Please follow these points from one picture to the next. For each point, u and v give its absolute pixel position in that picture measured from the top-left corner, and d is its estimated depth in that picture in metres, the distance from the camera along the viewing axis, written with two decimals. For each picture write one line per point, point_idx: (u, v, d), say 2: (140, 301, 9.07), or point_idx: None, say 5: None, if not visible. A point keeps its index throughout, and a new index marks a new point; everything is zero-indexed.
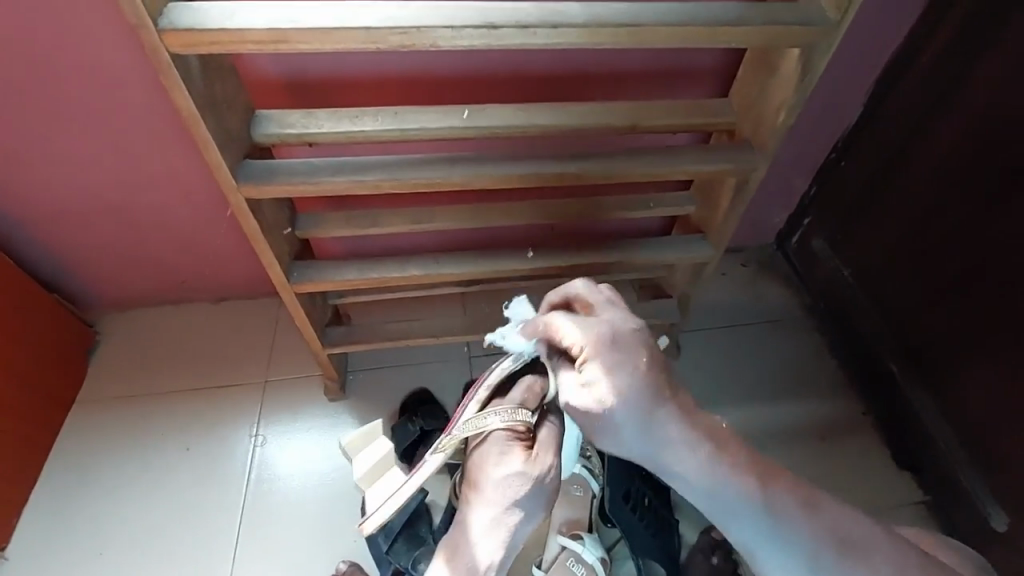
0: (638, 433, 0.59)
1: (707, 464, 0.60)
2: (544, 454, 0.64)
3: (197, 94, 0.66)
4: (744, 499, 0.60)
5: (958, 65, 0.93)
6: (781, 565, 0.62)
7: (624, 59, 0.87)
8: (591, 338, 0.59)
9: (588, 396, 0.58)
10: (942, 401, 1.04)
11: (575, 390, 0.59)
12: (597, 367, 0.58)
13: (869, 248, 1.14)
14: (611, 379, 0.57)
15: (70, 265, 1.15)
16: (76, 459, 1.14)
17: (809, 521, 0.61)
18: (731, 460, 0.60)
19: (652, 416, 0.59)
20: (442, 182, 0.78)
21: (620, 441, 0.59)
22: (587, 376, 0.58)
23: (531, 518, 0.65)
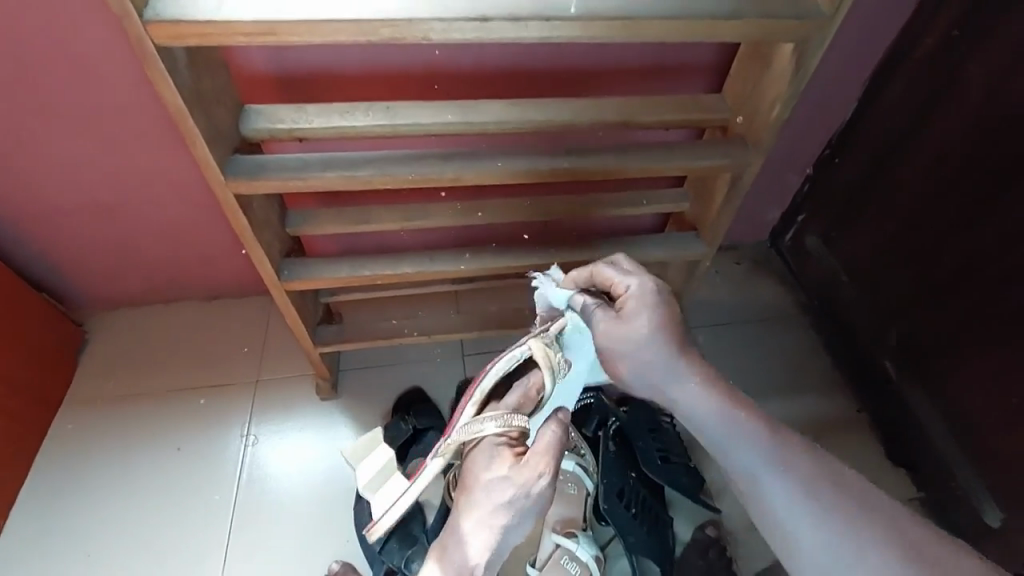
0: (656, 363, 0.65)
1: (724, 402, 0.62)
2: (539, 458, 0.61)
3: (185, 88, 0.65)
4: (748, 429, 0.60)
5: (949, 64, 0.93)
6: (789, 518, 0.57)
7: (618, 54, 0.87)
8: (637, 289, 0.67)
9: (625, 329, 0.66)
10: (936, 397, 1.05)
11: (614, 327, 0.67)
12: (638, 302, 0.66)
13: (863, 245, 1.14)
14: (648, 323, 0.65)
15: (57, 264, 1.13)
16: (63, 460, 1.13)
17: (817, 471, 0.58)
18: (748, 407, 0.62)
19: (671, 360, 0.64)
20: (435, 177, 0.77)
21: (636, 360, 0.66)
22: (626, 313, 0.66)
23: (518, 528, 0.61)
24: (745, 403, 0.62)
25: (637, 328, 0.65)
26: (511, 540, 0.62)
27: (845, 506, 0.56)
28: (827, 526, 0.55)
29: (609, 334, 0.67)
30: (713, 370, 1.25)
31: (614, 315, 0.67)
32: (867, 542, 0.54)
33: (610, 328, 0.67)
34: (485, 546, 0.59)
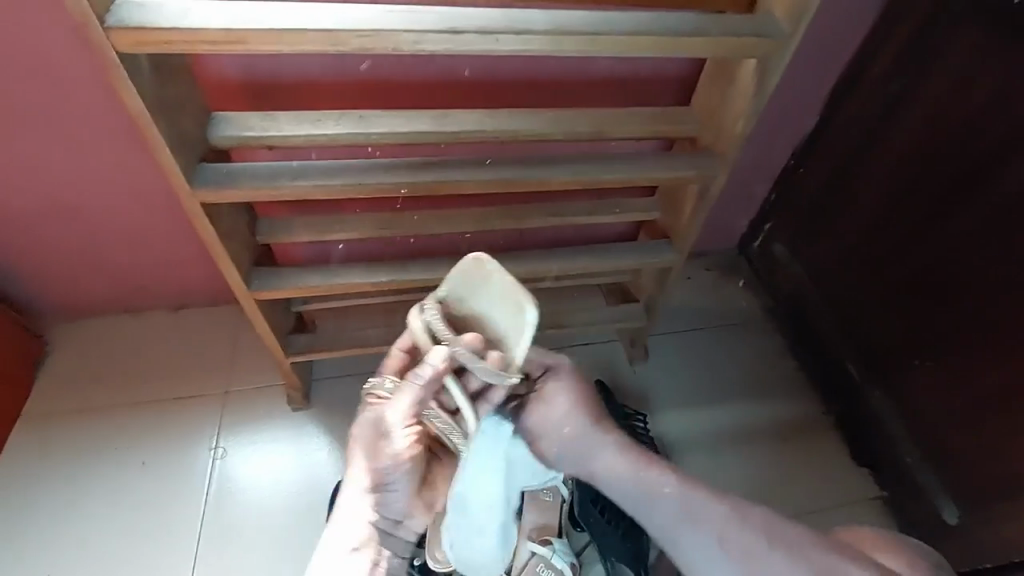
0: (566, 451, 0.84)
1: (628, 466, 0.79)
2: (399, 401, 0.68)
3: (149, 94, 0.64)
4: (657, 490, 0.76)
5: (905, 81, 0.98)
6: (696, 557, 0.71)
7: (590, 66, 0.88)
8: (551, 379, 0.83)
9: (550, 418, 0.83)
10: (895, 398, 1.09)
11: (542, 422, 0.83)
12: (552, 397, 0.83)
13: (827, 252, 1.18)
14: (560, 416, 0.83)
15: (12, 273, 1.09)
16: (18, 477, 1.08)
17: (720, 511, 0.72)
18: (652, 467, 0.78)
19: (582, 447, 0.82)
20: (408, 187, 0.77)
21: (560, 438, 0.84)
22: (547, 404, 0.83)
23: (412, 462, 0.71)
24: (651, 461, 0.79)
25: (555, 422, 0.83)
26: (413, 472, 0.72)
27: (735, 528, 0.70)
28: (726, 558, 0.69)
29: (536, 420, 0.84)
30: (685, 375, 1.27)
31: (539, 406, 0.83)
32: (757, 567, 0.68)
33: (535, 409, 0.83)
34: (379, 489, 0.71)
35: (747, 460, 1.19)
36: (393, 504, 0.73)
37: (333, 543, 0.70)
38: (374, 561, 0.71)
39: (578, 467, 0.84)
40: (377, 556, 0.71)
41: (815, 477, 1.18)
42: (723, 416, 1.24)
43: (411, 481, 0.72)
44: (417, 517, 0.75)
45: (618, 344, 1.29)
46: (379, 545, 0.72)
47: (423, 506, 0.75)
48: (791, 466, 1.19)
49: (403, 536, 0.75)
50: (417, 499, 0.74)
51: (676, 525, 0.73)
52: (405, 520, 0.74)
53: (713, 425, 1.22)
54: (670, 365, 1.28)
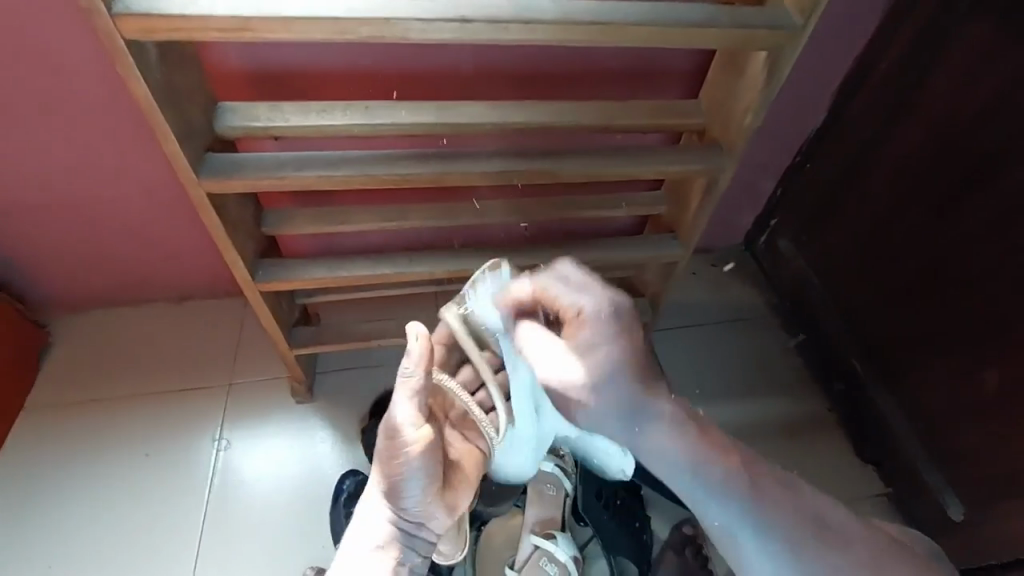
0: (607, 398, 0.59)
1: (692, 446, 0.59)
2: (403, 398, 0.68)
3: (155, 83, 0.64)
4: (720, 478, 0.58)
5: (913, 74, 0.97)
6: (759, 556, 0.58)
7: (598, 58, 0.88)
8: (587, 308, 0.60)
9: (574, 372, 0.59)
10: (900, 395, 1.08)
11: (559, 362, 0.59)
12: (590, 339, 0.59)
13: (832, 248, 1.18)
14: (598, 351, 0.59)
15: (18, 263, 1.09)
16: (24, 466, 1.08)
17: (784, 506, 0.58)
18: (714, 445, 0.60)
19: (627, 390, 0.59)
20: (414, 178, 0.77)
21: (600, 415, 0.60)
22: (576, 348, 0.59)
23: (427, 460, 0.68)
24: (715, 439, 0.60)
25: (595, 368, 0.58)
26: (431, 471, 0.69)
27: (797, 516, 0.58)
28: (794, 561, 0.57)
29: (548, 367, 0.60)
30: (689, 370, 1.27)
31: (560, 345, 0.60)
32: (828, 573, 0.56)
33: (561, 364, 0.59)
34: (395, 493, 0.69)
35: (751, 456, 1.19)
36: (410, 507, 0.70)
37: (355, 546, 0.71)
38: (394, 561, 0.71)
39: (638, 432, 0.60)
40: (399, 556, 0.71)
41: (819, 474, 1.18)
42: (726, 412, 1.23)
43: (428, 482, 0.69)
44: (439, 520, 0.72)
45: None
46: (399, 548, 0.71)
47: (444, 508, 0.72)
48: (795, 463, 1.19)
49: (425, 538, 0.73)
50: (438, 500, 0.71)
51: (737, 525, 0.58)
52: (426, 522, 0.72)
53: (717, 421, 1.22)
54: (674, 360, 1.28)
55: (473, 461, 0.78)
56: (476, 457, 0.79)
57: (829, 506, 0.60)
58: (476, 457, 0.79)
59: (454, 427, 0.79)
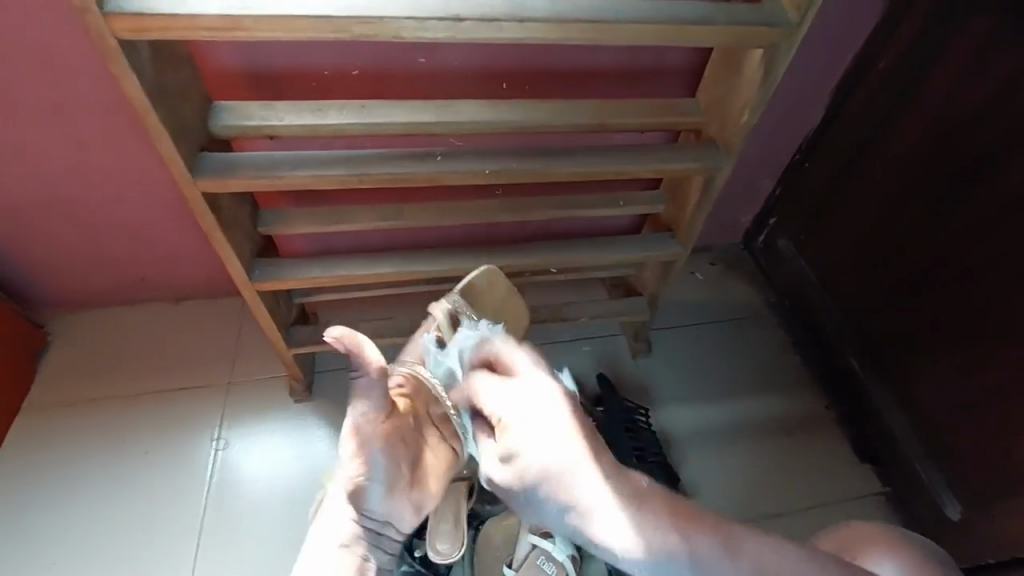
0: (546, 505, 0.53)
1: (669, 537, 0.50)
2: (359, 406, 0.71)
3: (148, 83, 0.64)
4: (672, 551, 0.49)
5: (912, 70, 0.97)
6: None
7: (594, 57, 0.87)
8: (510, 410, 0.58)
9: (510, 474, 0.55)
10: (899, 394, 1.08)
11: (496, 464, 0.57)
12: (519, 441, 0.56)
13: (832, 246, 1.17)
14: (535, 449, 0.54)
15: (16, 263, 1.09)
16: (23, 465, 1.09)
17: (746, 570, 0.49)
18: (694, 525, 0.50)
19: (568, 495, 0.52)
20: (409, 177, 0.77)
21: (541, 514, 0.54)
22: (507, 449, 0.56)
23: (384, 458, 0.71)
24: (689, 513, 0.51)
25: (534, 466, 0.53)
26: (390, 471, 0.71)
27: None
28: None
29: (495, 470, 0.57)
30: (688, 369, 1.27)
31: (495, 453, 0.58)
32: None
33: (502, 471, 0.56)
34: (359, 494, 0.71)
35: (750, 454, 1.18)
36: (374, 509, 0.71)
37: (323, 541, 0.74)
38: (359, 561, 0.72)
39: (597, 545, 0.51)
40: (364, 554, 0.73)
41: (819, 473, 1.17)
42: (725, 410, 1.23)
43: (389, 481, 0.71)
44: (405, 521, 0.74)
45: (621, 338, 1.29)
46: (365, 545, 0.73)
47: (410, 508, 0.73)
48: (796, 462, 1.18)
49: (392, 537, 0.74)
50: (402, 499, 0.73)
51: None
52: (392, 522, 0.73)
53: (716, 420, 1.21)
54: (673, 359, 1.28)
55: (449, 462, 0.79)
56: (452, 459, 0.79)
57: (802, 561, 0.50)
58: (450, 462, 0.79)
59: (434, 426, 0.79)
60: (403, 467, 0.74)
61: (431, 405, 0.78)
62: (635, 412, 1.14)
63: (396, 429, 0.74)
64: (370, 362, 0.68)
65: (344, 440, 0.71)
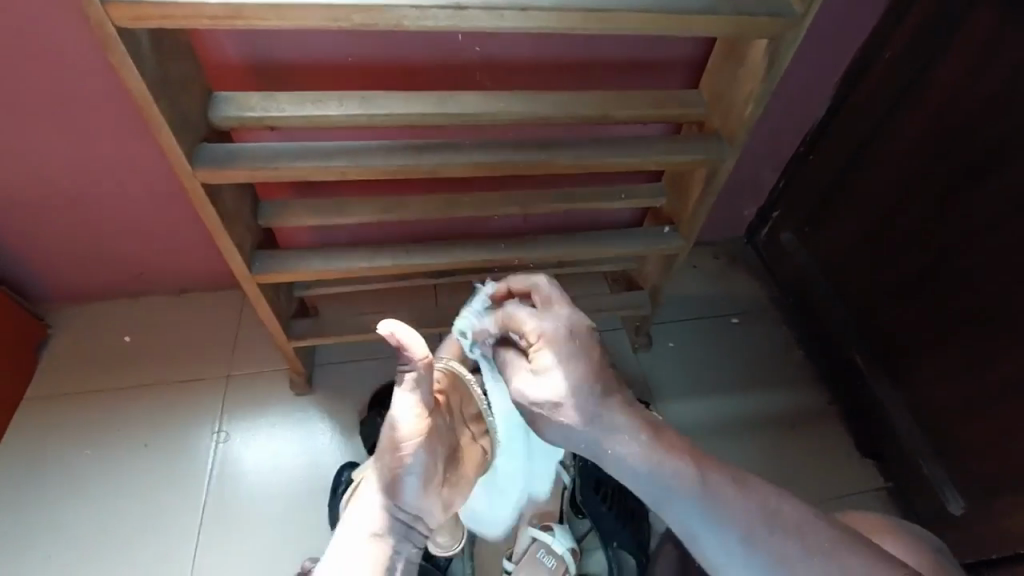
0: (575, 423, 0.58)
1: (685, 466, 0.57)
2: (405, 395, 0.61)
3: (148, 72, 0.63)
4: (681, 475, 0.56)
5: (919, 63, 0.96)
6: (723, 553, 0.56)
7: (596, 48, 0.86)
8: (550, 333, 0.60)
9: (547, 390, 0.58)
10: (902, 389, 1.08)
11: (528, 381, 0.60)
12: (558, 360, 0.59)
13: (835, 241, 1.17)
14: (570, 371, 0.58)
15: (16, 255, 1.09)
16: (24, 457, 1.09)
17: (744, 499, 0.56)
18: (705, 461, 0.58)
19: (601, 413, 0.58)
20: (411, 169, 0.77)
21: (566, 434, 0.59)
22: (546, 368, 0.59)
23: (425, 454, 0.62)
24: (700, 452, 0.59)
25: (570, 387, 0.58)
26: (427, 467, 0.62)
27: (790, 522, 0.56)
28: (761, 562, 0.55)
29: (524, 389, 0.59)
30: (690, 364, 1.26)
31: (529, 367, 0.60)
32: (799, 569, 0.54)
33: (528, 385, 0.59)
34: (393, 486, 0.62)
35: (751, 448, 1.18)
36: (407, 500, 0.63)
37: (347, 533, 0.65)
38: (387, 556, 0.64)
39: (620, 462, 0.57)
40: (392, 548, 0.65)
41: (820, 468, 1.17)
42: (726, 405, 1.22)
43: (427, 476, 0.63)
44: (436, 517, 0.66)
45: (623, 332, 1.28)
46: (393, 539, 0.65)
47: (442, 505, 0.66)
48: (797, 457, 1.18)
49: (421, 532, 0.67)
50: (436, 495, 0.65)
51: (735, 542, 0.55)
52: (422, 517, 0.66)
53: (717, 415, 1.21)
54: (675, 353, 1.27)
55: (481, 463, 0.71)
56: (483, 458, 0.72)
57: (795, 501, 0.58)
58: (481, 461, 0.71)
59: (466, 425, 0.72)
60: (438, 463, 0.64)
61: (464, 405, 0.71)
62: None
63: (434, 426, 0.63)
64: (416, 357, 0.58)
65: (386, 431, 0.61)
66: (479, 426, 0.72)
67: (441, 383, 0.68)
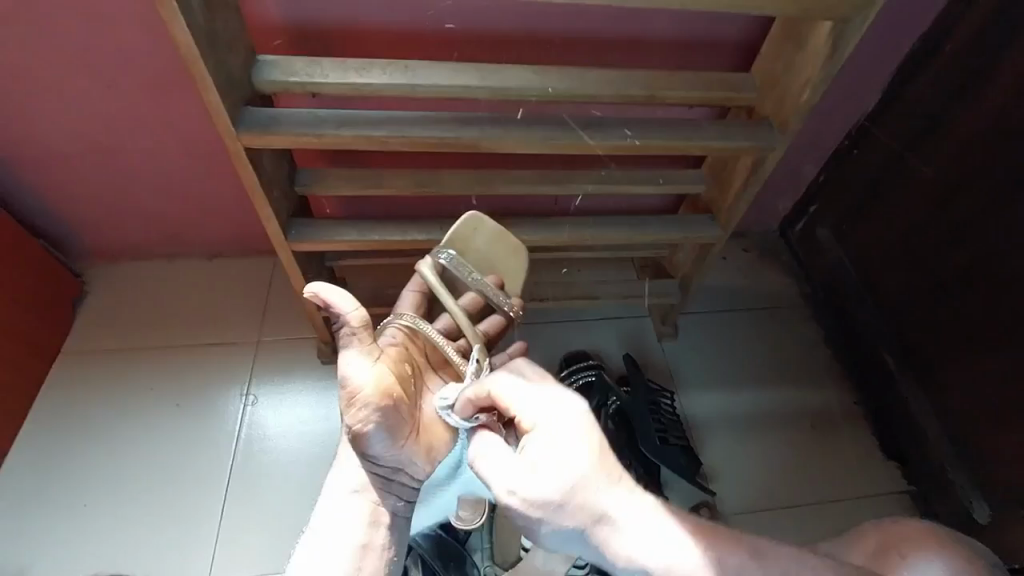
0: (568, 522, 0.52)
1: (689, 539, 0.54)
2: (348, 355, 0.62)
3: (197, 31, 0.63)
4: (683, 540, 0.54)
5: (979, 58, 0.91)
6: None
7: (645, 24, 0.84)
8: (545, 421, 0.55)
9: (536, 489, 0.52)
10: (934, 393, 1.05)
11: (518, 477, 0.53)
12: (551, 454, 0.53)
13: (874, 238, 1.13)
14: (562, 466, 0.53)
15: (58, 211, 1.11)
16: (59, 409, 1.12)
17: (751, 557, 0.54)
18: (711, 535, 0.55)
19: (599, 507, 0.53)
20: (451, 142, 0.76)
21: (561, 539, 0.54)
22: (534, 463, 0.53)
23: (385, 408, 0.63)
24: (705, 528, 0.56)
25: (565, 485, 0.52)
26: (393, 420, 0.64)
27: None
28: None
29: (511, 484, 0.53)
30: (715, 356, 1.25)
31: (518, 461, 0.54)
32: None
33: (519, 492, 0.52)
34: (360, 443, 0.63)
35: (773, 444, 1.17)
36: (380, 454, 0.64)
37: (332, 494, 0.66)
38: (374, 510, 0.66)
39: (626, 563, 0.53)
40: (378, 501, 0.66)
41: (843, 467, 1.15)
42: (750, 399, 1.21)
43: (393, 429, 0.64)
44: (415, 466, 0.68)
45: (647, 320, 1.27)
46: (378, 492, 0.66)
47: (418, 453, 0.67)
48: (819, 455, 1.16)
49: (404, 482, 0.68)
50: (408, 443, 0.66)
51: None
52: (403, 466, 0.67)
53: (740, 408, 1.20)
54: (700, 344, 1.26)
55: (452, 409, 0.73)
56: None
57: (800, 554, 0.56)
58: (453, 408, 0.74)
59: (430, 379, 0.73)
60: (402, 415, 0.66)
61: (431, 353, 0.75)
62: (658, 394, 1.13)
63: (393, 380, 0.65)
64: (348, 314, 0.61)
65: (342, 393, 0.62)
66: (449, 374, 0.75)
67: (400, 339, 0.72)
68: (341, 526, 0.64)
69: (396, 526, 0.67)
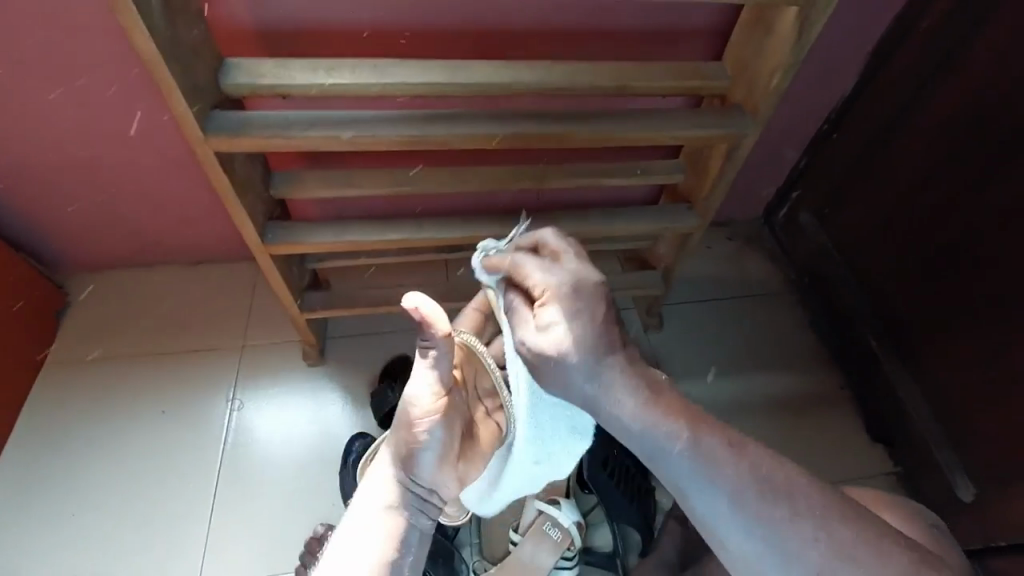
0: (576, 375, 0.56)
1: (675, 424, 0.54)
2: (424, 370, 0.64)
3: (160, 36, 0.62)
4: (669, 433, 0.54)
5: (950, 40, 0.91)
6: (714, 515, 0.53)
7: (616, 16, 0.84)
8: (556, 285, 0.57)
9: (545, 340, 0.56)
10: (918, 373, 1.06)
11: (532, 330, 0.58)
12: (557, 315, 0.56)
13: (855, 222, 1.14)
14: (573, 326, 0.56)
15: (37, 222, 1.11)
16: (45, 421, 1.12)
17: (737, 462, 0.53)
18: (701, 423, 0.54)
19: (598, 371, 0.56)
20: (424, 140, 0.76)
21: (563, 387, 0.58)
22: (545, 321, 0.57)
23: (437, 430, 0.64)
24: (696, 413, 0.55)
25: (565, 341, 0.56)
26: (443, 443, 0.65)
27: (792, 500, 0.52)
28: (747, 517, 0.52)
29: (528, 336, 0.58)
30: (700, 345, 1.25)
31: (533, 319, 0.58)
32: (777, 527, 0.51)
33: (533, 336, 0.57)
34: (409, 461, 0.66)
35: (760, 429, 1.17)
36: (421, 474, 0.66)
37: (362, 506, 0.67)
38: (401, 527, 0.66)
39: (614, 415, 0.56)
40: (407, 519, 0.66)
41: (829, 451, 1.16)
42: (736, 387, 1.22)
43: (441, 453, 0.66)
44: (449, 489, 0.68)
45: (633, 312, 1.27)
46: (409, 511, 0.67)
47: (456, 479, 0.68)
48: (806, 439, 1.17)
49: (436, 505, 0.68)
50: (451, 469, 0.67)
51: (728, 507, 0.52)
52: (437, 491, 0.68)
53: (726, 396, 1.20)
54: (686, 334, 1.26)
55: (493, 439, 0.71)
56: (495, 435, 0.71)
57: (786, 462, 0.54)
58: (494, 437, 0.71)
59: (481, 402, 0.71)
60: (453, 437, 0.66)
61: (478, 379, 0.71)
62: None
63: (454, 403, 0.66)
64: (438, 333, 0.61)
65: (403, 406, 0.65)
66: (493, 402, 0.72)
67: (457, 358, 0.69)
68: (368, 539, 0.65)
69: (422, 543, 0.68)
